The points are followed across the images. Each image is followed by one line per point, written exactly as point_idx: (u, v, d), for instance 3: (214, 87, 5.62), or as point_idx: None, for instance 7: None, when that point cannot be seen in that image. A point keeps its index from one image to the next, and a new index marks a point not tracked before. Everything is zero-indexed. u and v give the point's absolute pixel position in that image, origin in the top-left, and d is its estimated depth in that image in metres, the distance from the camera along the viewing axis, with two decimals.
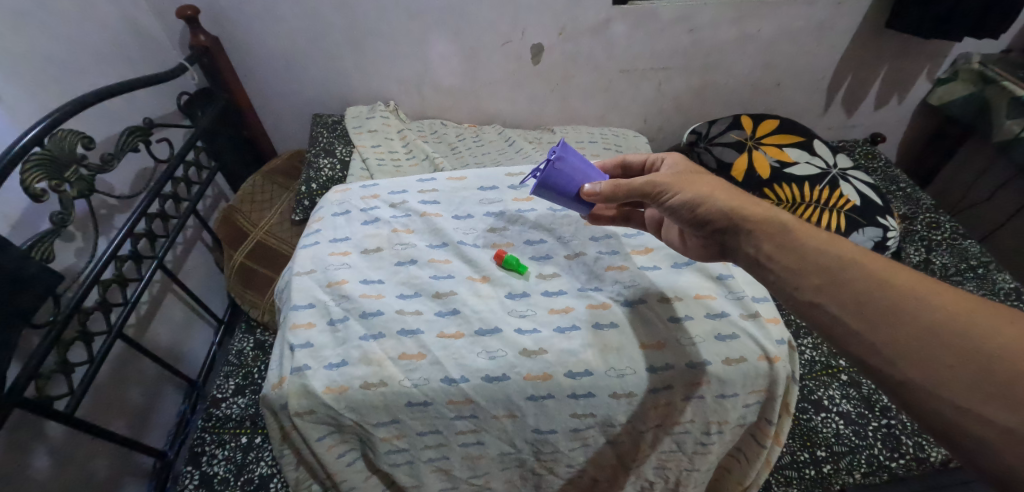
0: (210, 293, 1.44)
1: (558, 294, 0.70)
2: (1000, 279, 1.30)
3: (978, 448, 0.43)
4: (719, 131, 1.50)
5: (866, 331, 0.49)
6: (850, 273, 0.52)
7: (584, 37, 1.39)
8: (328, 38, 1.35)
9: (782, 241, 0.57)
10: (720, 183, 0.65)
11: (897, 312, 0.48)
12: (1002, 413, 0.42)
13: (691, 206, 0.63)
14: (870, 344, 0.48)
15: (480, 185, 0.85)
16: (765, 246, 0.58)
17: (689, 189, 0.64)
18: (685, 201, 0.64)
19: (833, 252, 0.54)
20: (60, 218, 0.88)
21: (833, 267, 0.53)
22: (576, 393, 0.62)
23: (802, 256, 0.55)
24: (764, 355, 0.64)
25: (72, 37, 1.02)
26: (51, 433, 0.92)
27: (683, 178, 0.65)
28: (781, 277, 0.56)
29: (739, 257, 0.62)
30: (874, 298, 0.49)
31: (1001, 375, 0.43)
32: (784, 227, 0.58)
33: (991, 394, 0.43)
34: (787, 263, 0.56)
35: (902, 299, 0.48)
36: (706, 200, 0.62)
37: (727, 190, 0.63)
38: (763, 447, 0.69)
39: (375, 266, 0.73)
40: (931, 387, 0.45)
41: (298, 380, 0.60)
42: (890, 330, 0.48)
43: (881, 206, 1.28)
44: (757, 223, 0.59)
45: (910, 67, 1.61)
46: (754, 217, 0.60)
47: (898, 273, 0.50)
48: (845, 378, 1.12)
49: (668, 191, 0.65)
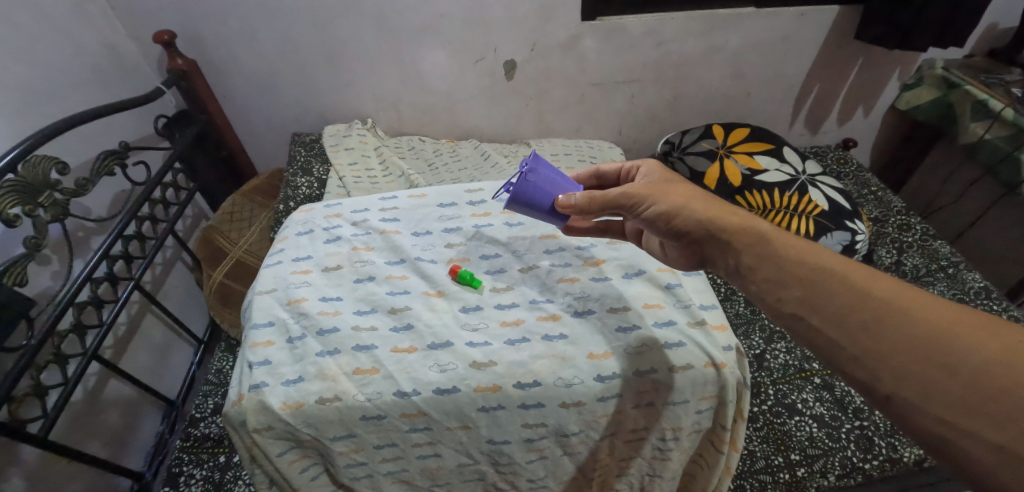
0: (190, 313, 1.45)
1: (510, 307, 0.72)
2: (970, 278, 1.33)
3: (964, 462, 0.43)
4: (691, 141, 1.52)
5: (848, 344, 0.49)
6: (829, 284, 0.52)
7: (555, 53, 1.43)
8: (305, 59, 1.37)
9: (761, 252, 0.57)
10: (696, 193, 0.65)
11: (876, 324, 0.48)
12: (990, 430, 0.41)
13: (667, 217, 0.64)
14: (851, 356, 0.48)
15: (439, 202, 0.88)
16: (744, 258, 0.58)
17: (664, 200, 0.65)
18: (661, 213, 0.65)
19: (811, 263, 0.54)
20: (34, 242, 0.89)
21: (814, 279, 0.53)
22: (526, 403, 0.64)
23: (780, 266, 0.55)
24: (711, 361, 0.66)
25: (48, 64, 1.04)
26: (26, 457, 0.92)
27: (657, 189, 0.66)
28: (759, 289, 0.57)
29: (720, 267, 0.63)
30: (853, 310, 0.49)
31: (985, 390, 0.42)
32: (762, 236, 0.58)
33: (976, 410, 0.42)
34: (765, 274, 0.56)
35: (882, 310, 0.48)
36: (682, 211, 0.63)
37: (702, 200, 0.64)
38: (720, 452, 0.71)
39: (334, 284, 0.74)
40: (915, 399, 0.44)
41: (256, 397, 0.61)
42: (873, 342, 0.47)
43: (848, 210, 1.31)
44: (732, 233, 0.60)
45: (877, 75, 1.65)
46: (731, 227, 0.60)
47: (877, 284, 0.50)
48: (818, 381, 1.13)
49: (645, 202, 0.66)
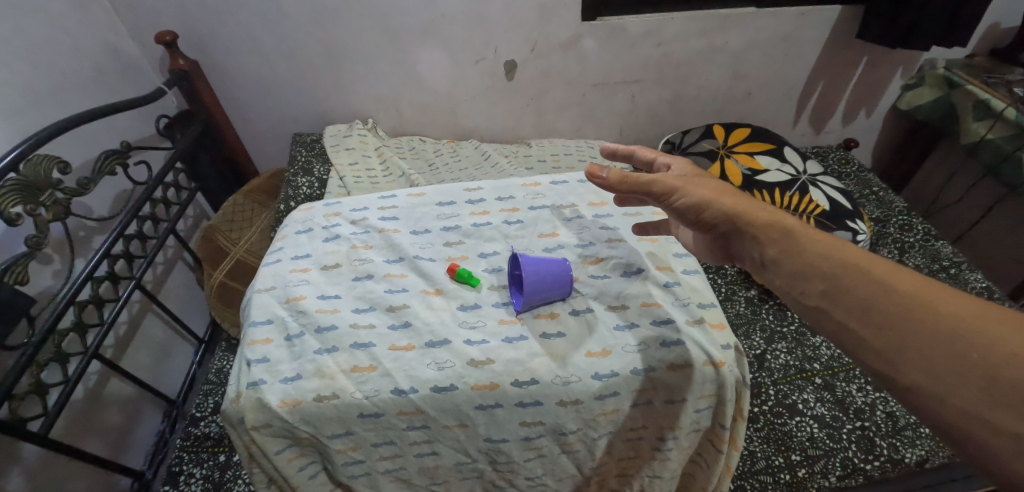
0: (191, 313, 1.45)
1: (508, 305, 0.72)
2: (972, 278, 1.32)
3: (983, 452, 0.42)
4: (691, 141, 1.52)
5: (870, 336, 0.48)
6: (851, 277, 0.51)
7: (556, 53, 1.43)
8: (306, 59, 1.38)
9: (786, 246, 0.56)
10: (725, 187, 0.64)
11: (899, 316, 0.47)
12: (1013, 420, 0.40)
13: (697, 209, 0.63)
14: (873, 348, 0.47)
15: (438, 201, 0.88)
16: (770, 251, 0.57)
17: (695, 192, 0.63)
18: (691, 204, 0.63)
19: (835, 256, 0.53)
20: (35, 241, 0.90)
21: (836, 272, 0.52)
22: (523, 401, 0.64)
23: (805, 259, 0.54)
24: (710, 360, 0.66)
25: (50, 64, 1.04)
26: (27, 455, 0.92)
27: (689, 180, 0.64)
28: (784, 282, 0.56)
29: (746, 260, 0.62)
30: (876, 303, 0.48)
31: (1008, 382, 0.41)
32: (788, 231, 0.57)
33: (998, 401, 0.41)
34: (789, 268, 0.55)
35: (905, 302, 0.47)
36: (711, 204, 0.62)
37: (732, 194, 0.63)
38: (720, 452, 0.71)
39: (333, 282, 0.75)
40: (932, 390, 0.44)
41: (254, 394, 0.61)
42: (894, 334, 0.46)
43: (850, 211, 1.30)
44: (761, 227, 0.58)
45: (880, 76, 1.64)
46: (759, 220, 0.59)
47: (900, 278, 0.49)
48: (819, 381, 1.13)
49: (677, 193, 0.64)
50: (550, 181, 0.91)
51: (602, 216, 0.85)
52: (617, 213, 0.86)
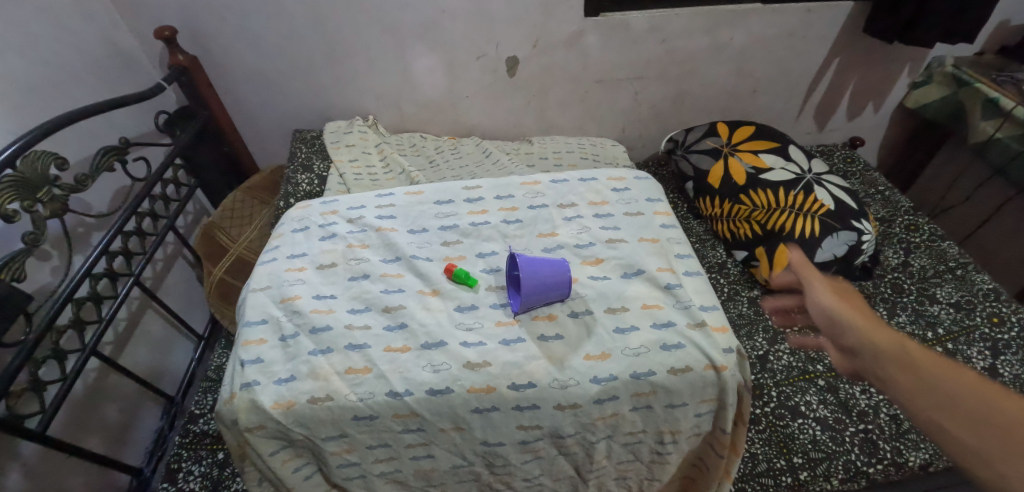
0: (191, 310, 1.45)
1: (505, 306, 0.71)
2: (979, 280, 1.30)
3: None
4: (695, 139, 1.52)
5: (963, 436, 0.52)
6: (951, 391, 0.55)
7: (558, 50, 1.41)
8: (305, 55, 1.37)
9: (895, 355, 0.61)
10: (851, 299, 0.71)
11: (990, 425, 0.51)
12: None
13: (823, 310, 0.71)
14: (967, 447, 0.51)
15: (437, 199, 0.87)
16: (878, 360, 0.62)
17: (827, 298, 0.71)
18: (820, 307, 0.71)
19: (937, 368, 0.57)
20: (32, 237, 0.89)
21: (938, 381, 0.56)
22: (520, 405, 0.63)
23: (911, 366, 0.58)
24: (711, 364, 0.65)
25: (48, 60, 1.04)
26: (25, 452, 0.92)
27: (829, 289, 0.73)
28: (887, 381, 0.60)
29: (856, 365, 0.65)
30: (985, 420, 0.52)
31: None
32: (904, 346, 0.61)
33: None
34: (894, 371, 0.59)
35: (997, 414, 0.51)
36: (836, 311, 0.69)
37: (853, 303, 0.70)
38: (720, 456, 0.70)
39: (328, 282, 0.74)
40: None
41: (247, 395, 0.61)
42: (986, 438, 0.50)
43: (856, 210, 1.27)
44: (875, 336, 0.64)
45: (886, 74, 1.61)
46: (874, 332, 0.65)
47: (994, 396, 0.53)
48: (822, 383, 1.11)
49: (820, 294, 0.73)
50: (550, 179, 0.90)
51: (602, 216, 0.84)
52: (618, 213, 0.85)
